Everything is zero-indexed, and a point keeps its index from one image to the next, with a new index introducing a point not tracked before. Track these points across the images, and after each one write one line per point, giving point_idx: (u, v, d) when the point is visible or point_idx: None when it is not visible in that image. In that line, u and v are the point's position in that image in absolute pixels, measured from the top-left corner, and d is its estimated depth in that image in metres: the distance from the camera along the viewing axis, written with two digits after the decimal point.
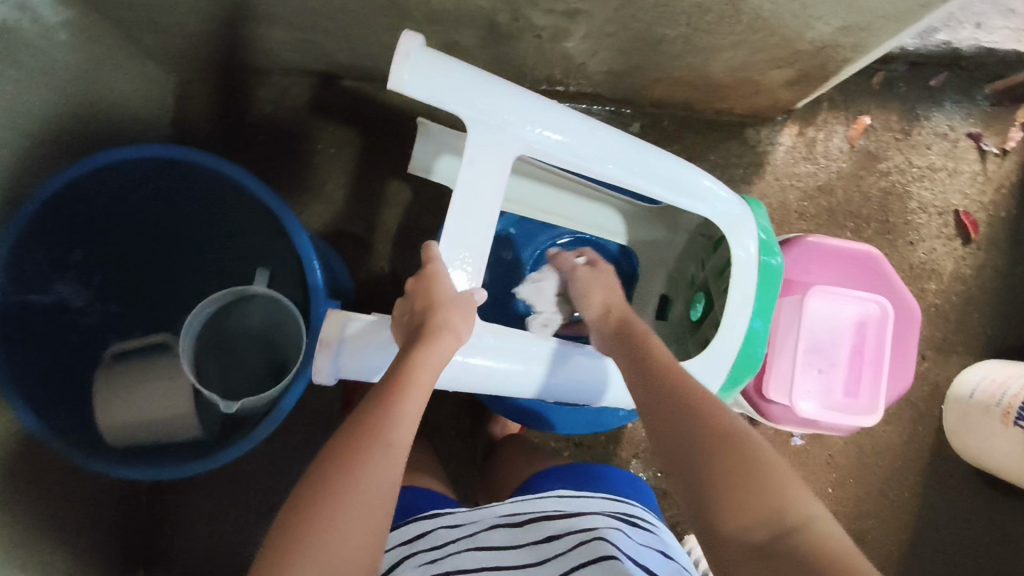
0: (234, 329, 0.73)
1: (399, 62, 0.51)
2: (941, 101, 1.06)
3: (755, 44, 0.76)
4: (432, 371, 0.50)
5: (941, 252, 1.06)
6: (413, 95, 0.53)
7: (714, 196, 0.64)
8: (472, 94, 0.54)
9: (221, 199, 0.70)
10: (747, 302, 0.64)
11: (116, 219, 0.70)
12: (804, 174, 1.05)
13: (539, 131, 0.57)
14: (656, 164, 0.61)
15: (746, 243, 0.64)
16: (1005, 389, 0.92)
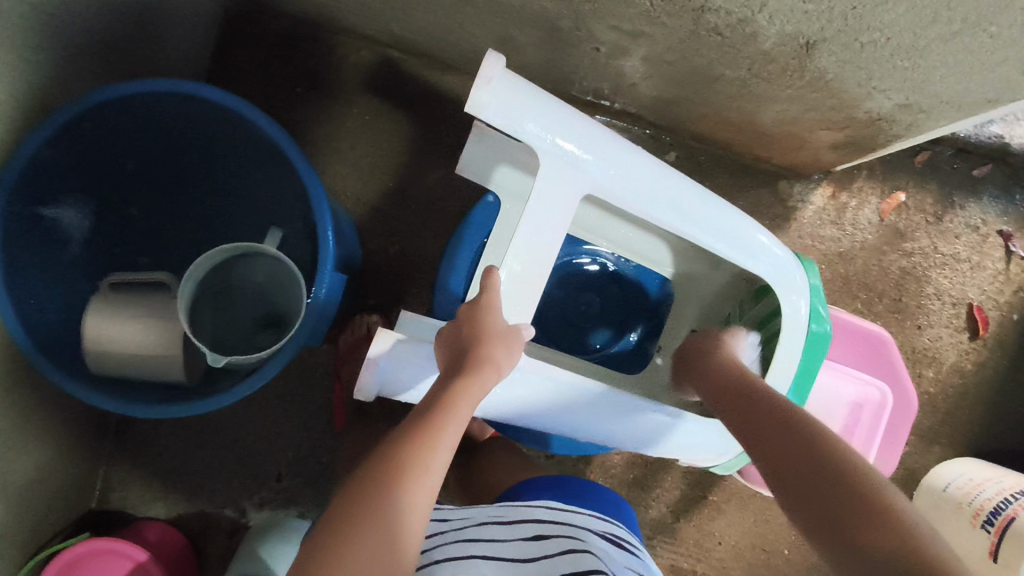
0: (235, 285, 0.72)
1: (483, 84, 0.50)
2: (980, 193, 1.05)
3: (811, 102, 0.75)
4: (473, 403, 0.50)
5: (947, 341, 1.05)
6: (490, 119, 0.52)
7: (766, 253, 0.64)
8: (549, 125, 0.54)
9: (250, 150, 0.69)
10: (788, 370, 0.65)
11: (141, 148, 0.69)
12: (828, 238, 1.04)
13: (605, 170, 0.56)
14: (721, 219, 0.61)
15: (793, 303, 0.65)
16: (980, 491, 0.92)
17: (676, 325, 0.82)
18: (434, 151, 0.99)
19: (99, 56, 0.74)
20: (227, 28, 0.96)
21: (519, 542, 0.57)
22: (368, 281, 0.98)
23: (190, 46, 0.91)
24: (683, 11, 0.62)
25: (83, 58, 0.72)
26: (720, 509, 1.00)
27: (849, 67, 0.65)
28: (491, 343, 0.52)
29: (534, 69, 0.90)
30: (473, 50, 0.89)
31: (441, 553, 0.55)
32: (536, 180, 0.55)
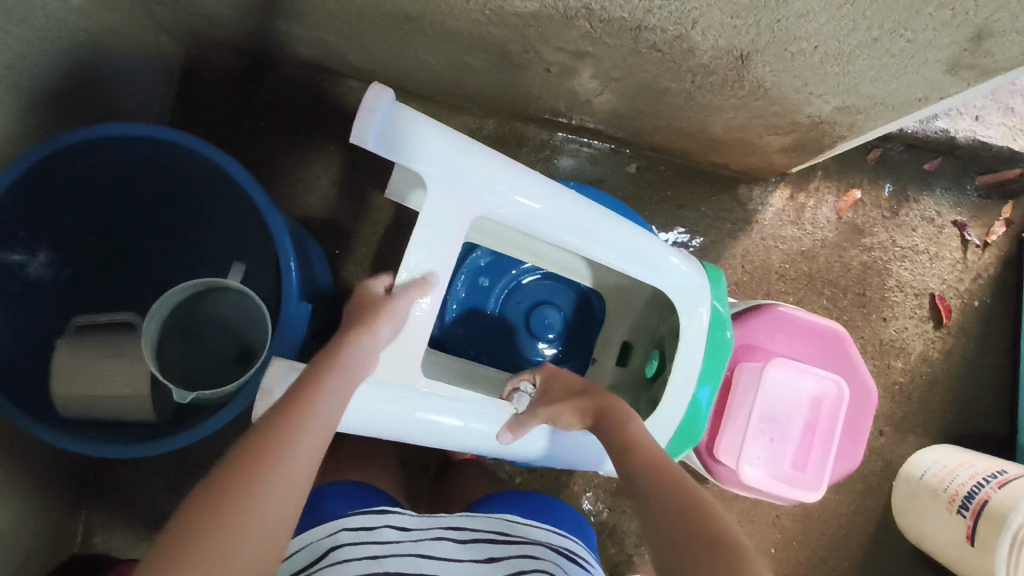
0: (195, 324, 0.72)
1: (365, 116, 0.50)
2: (932, 186, 1.09)
3: (755, 110, 0.78)
4: (366, 350, 0.53)
5: (912, 332, 1.08)
6: (375, 149, 0.52)
7: (673, 269, 0.63)
8: (434, 153, 0.54)
9: (212, 188, 0.71)
10: (693, 376, 0.62)
11: (103, 193, 0.70)
12: (790, 238, 1.07)
13: (498, 195, 0.57)
14: (620, 235, 0.61)
15: (699, 310, 0.63)
16: (954, 477, 0.94)
17: (610, 336, 0.81)
18: None
19: (59, 104, 0.76)
20: (187, 69, 0.98)
21: (472, 561, 0.57)
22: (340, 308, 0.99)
23: (151, 88, 0.92)
24: (621, 31, 0.65)
25: (42, 107, 0.73)
26: None
27: (784, 75, 0.67)
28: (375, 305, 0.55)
29: (491, 92, 0.93)
30: (430, 76, 0.91)
31: (394, 566, 0.54)
32: (426, 205, 0.55)
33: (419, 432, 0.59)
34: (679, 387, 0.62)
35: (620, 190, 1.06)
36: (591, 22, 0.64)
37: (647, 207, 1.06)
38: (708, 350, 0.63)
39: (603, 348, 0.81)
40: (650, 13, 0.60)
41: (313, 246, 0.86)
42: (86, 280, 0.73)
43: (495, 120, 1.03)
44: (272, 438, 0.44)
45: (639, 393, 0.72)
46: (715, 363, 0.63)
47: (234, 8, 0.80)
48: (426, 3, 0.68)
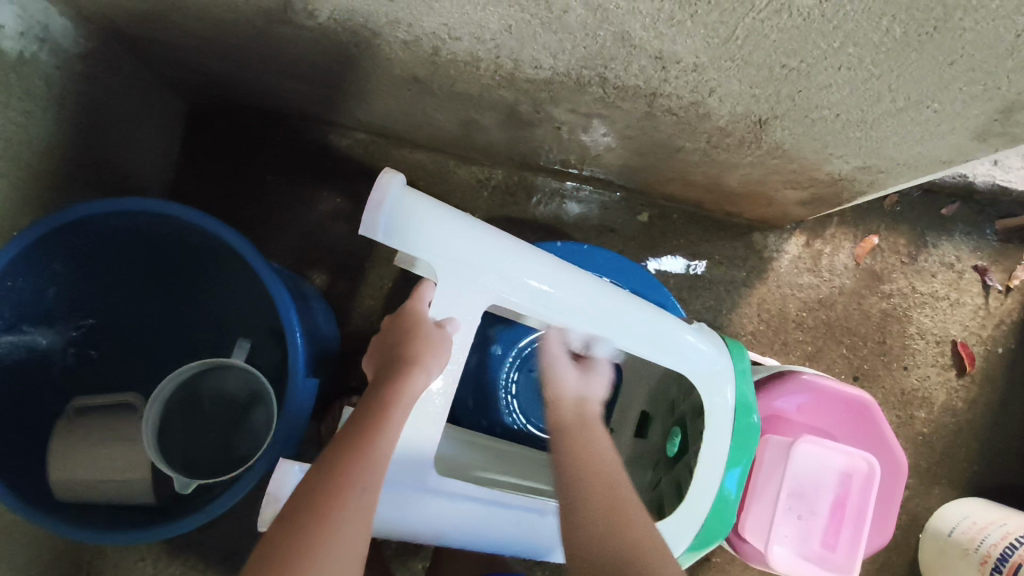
0: (200, 406, 0.71)
1: (373, 209, 0.50)
2: (951, 231, 1.06)
3: (772, 167, 0.76)
4: (405, 408, 0.53)
5: (934, 381, 1.05)
6: (383, 240, 0.52)
7: (690, 350, 0.61)
8: (445, 240, 0.53)
9: (217, 258, 0.69)
10: (717, 467, 0.61)
11: (109, 265, 0.68)
12: (806, 285, 1.04)
13: (513, 282, 0.55)
14: (636, 319, 0.59)
15: (719, 391, 0.61)
16: (985, 535, 0.90)
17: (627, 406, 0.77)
18: None
19: (62, 170, 0.75)
20: (194, 124, 0.97)
21: None
22: (347, 365, 0.96)
23: (157, 145, 0.92)
24: (635, 97, 0.63)
25: (44, 175, 0.72)
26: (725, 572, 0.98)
27: (804, 138, 0.66)
28: (403, 374, 0.53)
29: (500, 145, 0.91)
30: (438, 131, 0.90)
31: None
32: (438, 293, 0.55)
33: (435, 529, 0.56)
34: (703, 476, 0.61)
35: (632, 239, 1.04)
36: (605, 88, 0.62)
37: (660, 256, 1.04)
38: (732, 435, 0.61)
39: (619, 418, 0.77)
40: (666, 82, 0.58)
41: (320, 307, 0.84)
42: (90, 351, 0.71)
43: (504, 170, 1.01)
44: (318, 518, 0.46)
45: (662, 473, 0.70)
46: (740, 449, 0.61)
47: (239, 67, 0.80)
48: (435, 69, 0.67)
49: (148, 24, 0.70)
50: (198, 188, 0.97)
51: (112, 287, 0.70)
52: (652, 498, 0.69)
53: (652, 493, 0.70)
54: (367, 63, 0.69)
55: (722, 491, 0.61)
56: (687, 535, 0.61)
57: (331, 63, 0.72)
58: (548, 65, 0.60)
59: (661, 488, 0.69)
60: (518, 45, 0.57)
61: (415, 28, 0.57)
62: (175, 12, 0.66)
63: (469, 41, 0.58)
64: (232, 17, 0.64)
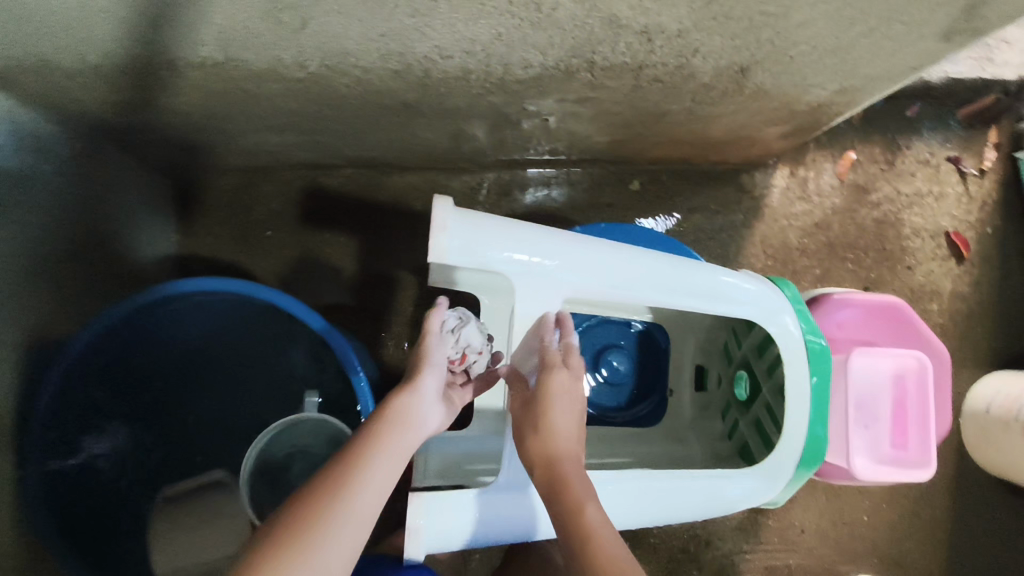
0: (293, 494, 0.70)
1: (439, 235, 0.56)
2: (919, 130, 1.12)
3: (755, 109, 0.79)
4: (407, 418, 0.52)
5: (939, 273, 1.10)
6: (455, 261, 0.57)
7: (743, 292, 0.65)
8: (506, 248, 0.59)
9: (267, 321, 0.73)
10: (805, 396, 0.63)
11: (162, 356, 0.74)
12: (801, 213, 1.09)
13: (574, 270, 0.61)
14: (687, 277, 0.64)
15: (782, 322, 0.65)
16: (1021, 403, 0.96)
17: (680, 365, 0.83)
18: (415, 249, 0.99)
19: (78, 274, 0.75)
20: (183, 200, 0.97)
21: None
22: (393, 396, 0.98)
23: (154, 227, 0.92)
24: (623, 74, 0.66)
25: (64, 282, 0.72)
26: (794, 499, 1.03)
27: (784, 76, 0.69)
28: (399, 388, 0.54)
29: (487, 149, 0.93)
30: (425, 149, 0.92)
31: None
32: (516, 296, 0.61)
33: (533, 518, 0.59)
34: (792, 409, 0.63)
35: (630, 208, 1.07)
36: (593, 72, 0.65)
37: (660, 218, 1.07)
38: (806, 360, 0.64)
39: (676, 377, 0.83)
40: (651, 53, 0.61)
41: (359, 347, 0.85)
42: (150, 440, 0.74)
43: (494, 172, 1.04)
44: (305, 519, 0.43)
45: (736, 416, 0.74)
46: (818, 372, 0.64)
47: (223, 132, 0.81)
48: (424, 92, 0.69)
49: (132, 112, 0.71)
50: (203, 261, 0.97)
51: (173, 377, 0.75)
52: (735, 442, 0.74)
53: (732, 441, 0.74)
54: (356, 100, 0.70)
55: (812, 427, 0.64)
56: (788, 468, 0.64)
57: (319, 108, 0.73)
58: (537, 62, 0.62)
59: (741, 429, 0.73)
60: (508, 50, 0.59)
61: (407, 57, 0.59)
62: (160, 95, 0.67)
63: (460, 56, 0.60)
64: (220, 87, 0.65)
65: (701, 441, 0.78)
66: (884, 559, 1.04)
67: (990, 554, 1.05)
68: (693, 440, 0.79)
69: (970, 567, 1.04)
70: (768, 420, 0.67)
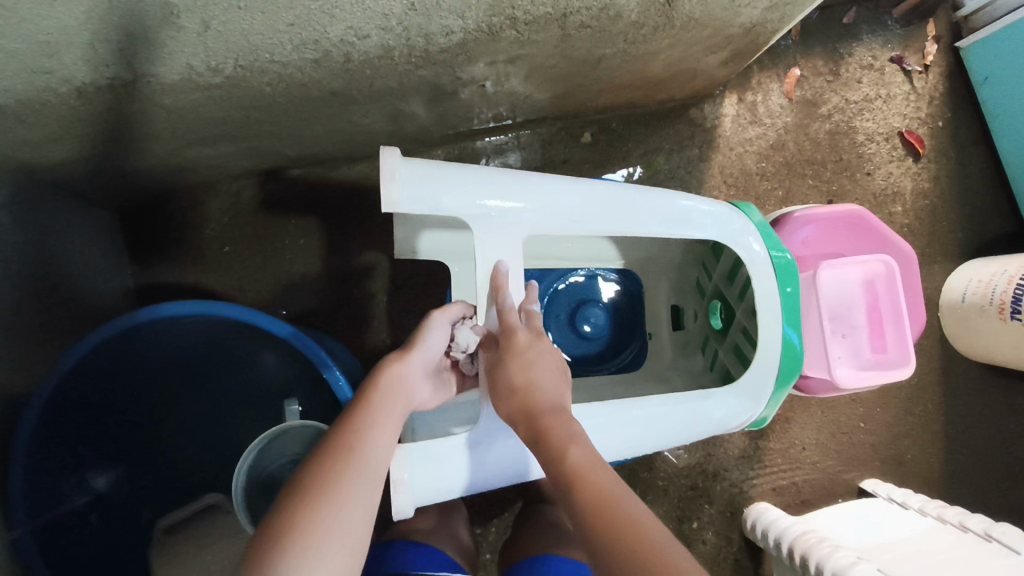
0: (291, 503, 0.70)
1: (389, 183, 0.55)
2: (859, 34, 1.11)
3: (690, 40, 0.78)
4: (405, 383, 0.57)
5: (898, 173, 1.11)
6: (409, 211, 0.57)
7: (703, 216, 0.64)
8: (462, 195, 0.58)
9: (238, 327, 0.71)
10: (776, 312, 0.64)
11: (136, 377, 0.72)
12: (755, 137, 1.08)
13: (536, 212, 0.60)
14: (650, 204, 0.63)
15: (748, 244, 0.64)
16: (993, 288, 0.98)
17: (655, 308, 0.83)
18: (378, 239, 0.98)
19: (36, 323, 0.73)
20: (131, 231, 0.95)
21: None
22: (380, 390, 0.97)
23: (106, 263, 0.89)
24: (549, 25, 0.64)
25: (20, 334, 0.70)
26: (790, 418, 1.06)
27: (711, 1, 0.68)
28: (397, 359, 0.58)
29: (430, 126, 0.91)
30: (367, 137, 0.90)
31: None
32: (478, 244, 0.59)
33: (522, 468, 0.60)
34: (765, 325, 0.63)
35: (585, 161, 1.06)
36: (517, 28, 0.63)
37: (616, 167, 1.06)
38: (774, 274, 0.64)
39: (654, 321, 0.83)
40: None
41: (337, 346, 0.84)
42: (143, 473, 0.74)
43: (442, 148, 1.02)
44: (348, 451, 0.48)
45: (715, 347, 0.75)
46: (787, 290, 0.64)
47: (154, 153, 0.78)
48: (351, 77, 0.66)
49: (54, 148, 0.68)
50: (164, 288, 0.95)
51: (151, 395, 0.74)
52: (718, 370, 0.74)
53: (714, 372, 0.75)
54: (283, 97, 0.68)
55: (785, 337, 0.64)
56: (767, 385, 0.64)
57: (248, 112, 0.70)
58: (458, 28, 0.60)
59: (721, 358, 0.73)
60: (425, 19, 0.57)
61: (322, 43, 0.57)
62: (78, 126, 0.64)
63: (378, 34, 0.57)
64: (138, 106, 0.62)
65: (685, 376, 0.78)
66: (885, 459, 1.07)
67: (984, 437, 1.08)
68: (676, 378, 0.79)
69: (966, 452, 1.07)
70: (745, 342, 0.68)
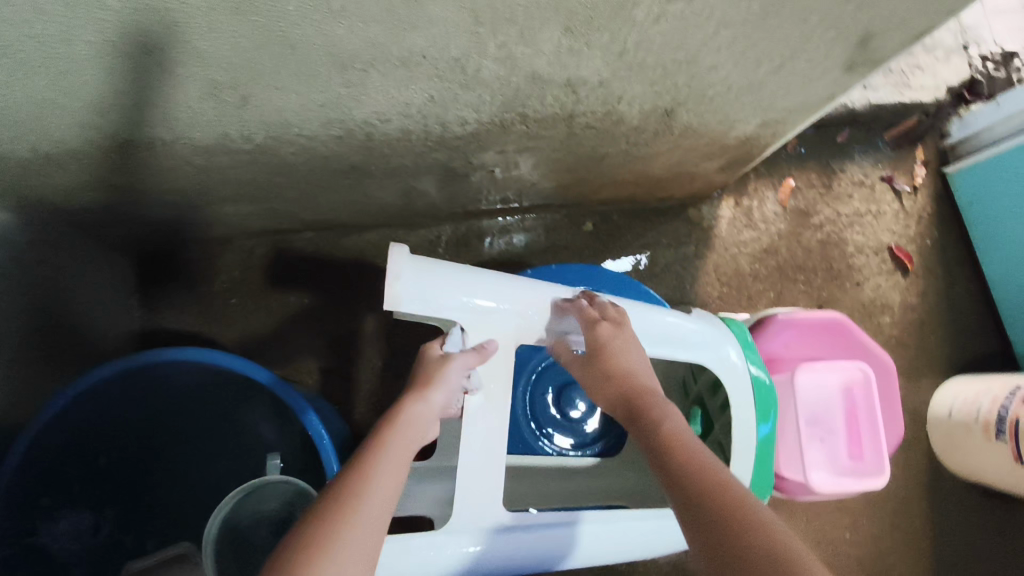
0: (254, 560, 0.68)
1: (393, 282, 0.55)
2: (851, 153, 1.18)
3: (688, 146, 0.84)
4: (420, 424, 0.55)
5: (886, 286, 1.15)
6: (409, 309, 0.56)
7: (693, 330, 0.66)
8: (464, 297, 0.59)
9: (231, 378, 0.72)
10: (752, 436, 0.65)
11: (128, 418, 0.73)
12: (749, 240, 1.13)
13: (531, 319, 0.62)
14: (640, 321, 0.65)
15: (728, 361, 0.67)
16: (979, 406, 0.99)
17: None
18: (380, 305, 1.01)
19: (37, 356, 0.75)
20: (144, 276, 0.98)
21: None
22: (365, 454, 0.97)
23: (117, 302, 0.93)
24: (556, 123, 0.70)
25: (21, 368, 0.72)
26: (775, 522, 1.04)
27: (707, 115, 0.74)
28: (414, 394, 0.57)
29: (441, 203, 0.97)
30: (380, 208, 0.95)
31: None
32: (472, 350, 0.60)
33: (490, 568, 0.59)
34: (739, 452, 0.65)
35: (585, 248, 1.10)
36: (527, 124, 0.68)
37: (615, 257, 1.10)
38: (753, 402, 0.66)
39: None
40: (578, 103, 0.65)
41: (326, 406, 0.85)
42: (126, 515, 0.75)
43: (450, 224, 1.07)
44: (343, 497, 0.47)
45: None
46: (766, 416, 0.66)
47: (175, 207, 0.82)
48: (371, 154, 0.71)
49: (87, 194, 0.72)
50: (167, 334, 0.98)
51: (143, 438, 0.75)
52: None
53: None
54: (305, 166, 0.73)
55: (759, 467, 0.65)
56: None
57: (271, 177, 0.76)
58: (473, 119, 0.66)
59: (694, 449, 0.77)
60: (443, 109, 0.62)
61: (347, 123, 0.62)
62: (109, 176, 0.68)
63: (399, 119, 0.63)
64: (171, 163, 0.67)
65: None
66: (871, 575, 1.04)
67: (972, 559, 1.06)
68: None
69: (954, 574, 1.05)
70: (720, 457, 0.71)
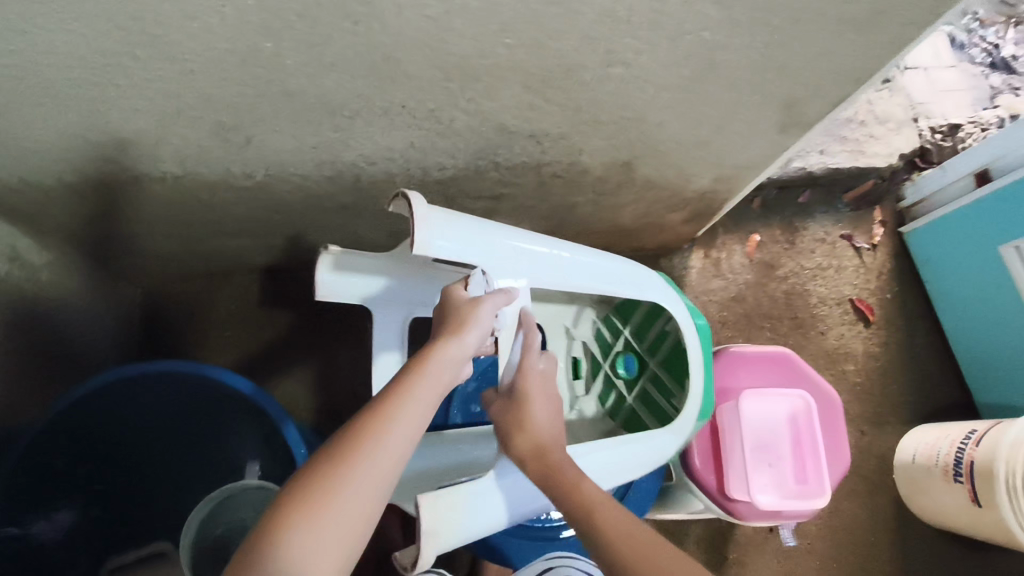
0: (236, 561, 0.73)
1: (423, 227, 0.55)
2: (812, 212, 1.27)
3: (651, 198, 0.92)
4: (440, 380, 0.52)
5: (849, 336, 1.21)
6: (437, 252, 0.58)
7: (645, 280, 0.77)
8: (484, 241, 0.62)
9: (226, 395, 0.79)
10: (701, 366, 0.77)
11: (124, 431, 0.79)
12: (717, 288, 1.20)
13: (535, 266, 0.67)
14: (613, 272, 0.74)
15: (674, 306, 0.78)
16: (938, 450, 1.03)
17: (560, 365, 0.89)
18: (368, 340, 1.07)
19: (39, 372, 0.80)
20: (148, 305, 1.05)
21: None
22: None
23: (121, 328, 0.99)
24: (525, 171, 0.78)
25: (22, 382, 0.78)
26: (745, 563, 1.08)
27: (663, 167, 0.82)
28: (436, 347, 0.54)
29: None
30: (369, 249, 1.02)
31: None
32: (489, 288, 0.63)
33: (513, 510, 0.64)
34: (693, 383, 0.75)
35: None
36: (499, 171, 0.77)
37: None
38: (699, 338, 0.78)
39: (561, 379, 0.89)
40: (544, 153, 0.74)
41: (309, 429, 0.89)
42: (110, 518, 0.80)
43: None
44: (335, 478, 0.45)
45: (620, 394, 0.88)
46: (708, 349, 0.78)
47: (181, 240, 0.90)
48: (360, 194, 0.80)
49: (104, 225, 0.80)
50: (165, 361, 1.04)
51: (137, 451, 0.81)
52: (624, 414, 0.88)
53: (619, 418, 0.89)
54: (300, 204, 0.81)
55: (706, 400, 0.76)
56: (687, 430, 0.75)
57: (271, 214, 0.84)
58: (450, 165, 0.74)
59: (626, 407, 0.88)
60: (422, 155, 0.71)
61: (338, 164, 0.70)
62: (124, 207, 0.76)
63: (384, 162, 0.71)
64: (183, 198, 0.76)
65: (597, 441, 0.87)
66: None
67: None
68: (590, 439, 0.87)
69: None
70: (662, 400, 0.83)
